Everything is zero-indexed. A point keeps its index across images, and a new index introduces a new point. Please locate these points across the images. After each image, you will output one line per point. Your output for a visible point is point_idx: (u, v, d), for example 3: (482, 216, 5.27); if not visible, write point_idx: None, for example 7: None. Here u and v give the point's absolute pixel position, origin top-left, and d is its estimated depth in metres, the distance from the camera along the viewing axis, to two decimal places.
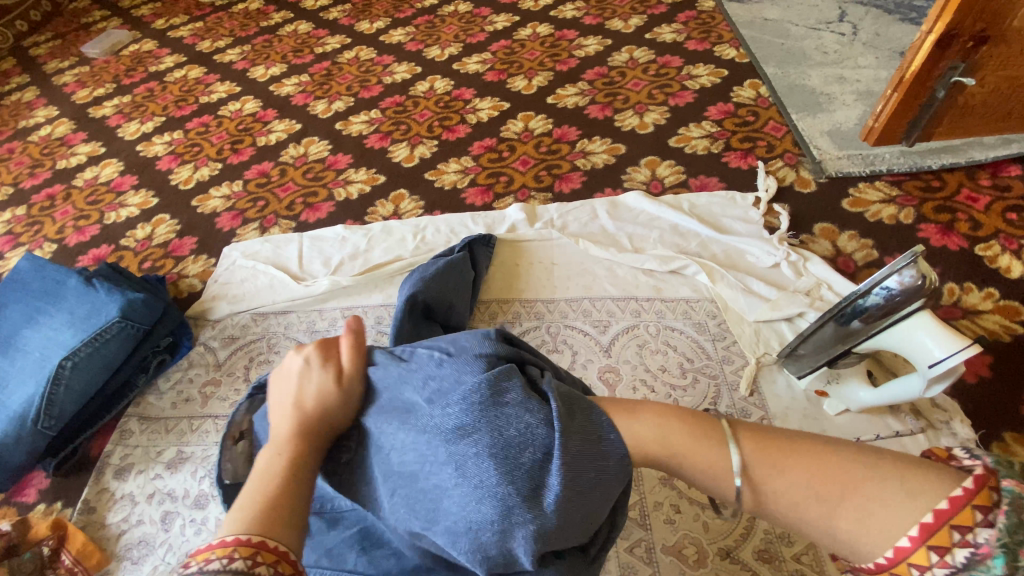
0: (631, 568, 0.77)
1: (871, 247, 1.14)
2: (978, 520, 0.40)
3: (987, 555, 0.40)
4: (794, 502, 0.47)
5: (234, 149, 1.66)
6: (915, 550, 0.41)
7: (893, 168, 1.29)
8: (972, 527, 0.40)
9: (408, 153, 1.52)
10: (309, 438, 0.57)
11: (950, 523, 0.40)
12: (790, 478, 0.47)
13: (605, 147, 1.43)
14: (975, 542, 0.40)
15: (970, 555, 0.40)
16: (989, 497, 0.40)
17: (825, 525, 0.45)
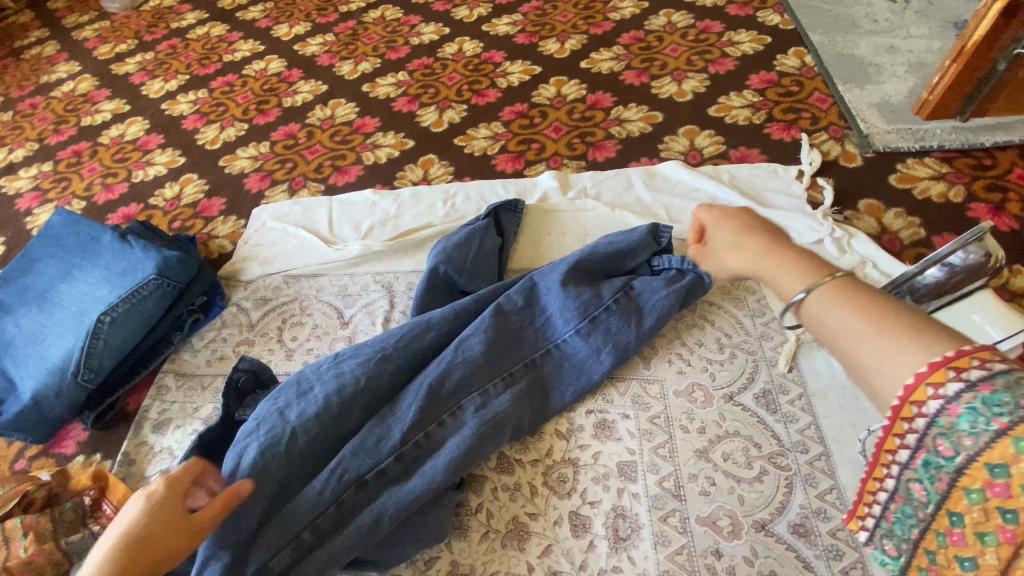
0: (665, 537, 0.77)
1: (918, 225, 1.10)
2: (975, 366, 0.38)
3: (965, 404, 0.38)
4: (824, 318, 0.46)
5: (259, 110, 1.64)
6: (916, 383, 0.40)
7: (944, 144, 1.23)
8: (965, 369, 0.38)
9: (436, 118, 1.49)
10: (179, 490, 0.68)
11: (945, 364, 0.39)
12: (846, 300, 0.45)
13: (641, 115, 1.39)
14: (961, 384, 0.38)
15: (941, 409, 0.39)
16: (922, 392, 0.40)
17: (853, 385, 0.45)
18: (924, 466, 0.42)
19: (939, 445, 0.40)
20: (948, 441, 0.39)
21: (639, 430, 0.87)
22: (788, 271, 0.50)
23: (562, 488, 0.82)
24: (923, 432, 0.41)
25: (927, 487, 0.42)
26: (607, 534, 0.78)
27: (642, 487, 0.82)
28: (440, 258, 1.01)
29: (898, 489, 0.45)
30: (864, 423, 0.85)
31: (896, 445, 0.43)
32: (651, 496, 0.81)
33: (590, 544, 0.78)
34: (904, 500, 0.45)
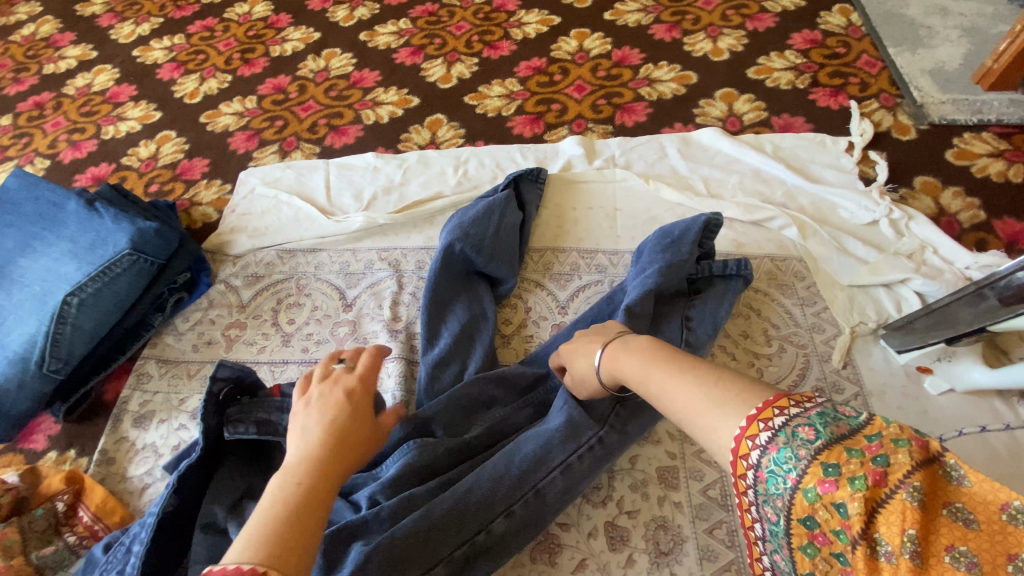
0: (711, 552, 0.70)
1: (978, 207, 1.00)
2: (778, 414, 0.42)
3: (766, 469, 0.42)
4: (643, 376, 0.54)
5: (244, 60, 1.46)
6: (739, 436, 0.43)
7: (1004, 117, 1.13)
8: (757, 433, 0.42)
9: (444, 72, 1.33)
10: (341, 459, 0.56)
11: (756, 417, 0.43)
12: (643, 358, 0.55)
13: (673, 75, 1.26)
14: (757, 447, 0.42)
15: (755, 478, 0.42)
16: (745, 448, 0.43)
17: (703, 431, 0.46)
18: (773, 538, 0.43)
19: (767, 513, 0.43)
20: (769, 505, 0.42)
21: (680, 432, 0.78)
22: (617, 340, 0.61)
23: (596, 496, 0.75)
24: (756, 499, 0.43)
25: (782, 559, 0.43)
26: (647, 548, 0.71)
27: (684, 495, 0.74)
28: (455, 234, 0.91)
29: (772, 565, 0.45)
30: (925, 426, 0.77)
31: (750, 519, 0.45)
32: (694, 506, 0.73)
33: (628, 558, 0.70)
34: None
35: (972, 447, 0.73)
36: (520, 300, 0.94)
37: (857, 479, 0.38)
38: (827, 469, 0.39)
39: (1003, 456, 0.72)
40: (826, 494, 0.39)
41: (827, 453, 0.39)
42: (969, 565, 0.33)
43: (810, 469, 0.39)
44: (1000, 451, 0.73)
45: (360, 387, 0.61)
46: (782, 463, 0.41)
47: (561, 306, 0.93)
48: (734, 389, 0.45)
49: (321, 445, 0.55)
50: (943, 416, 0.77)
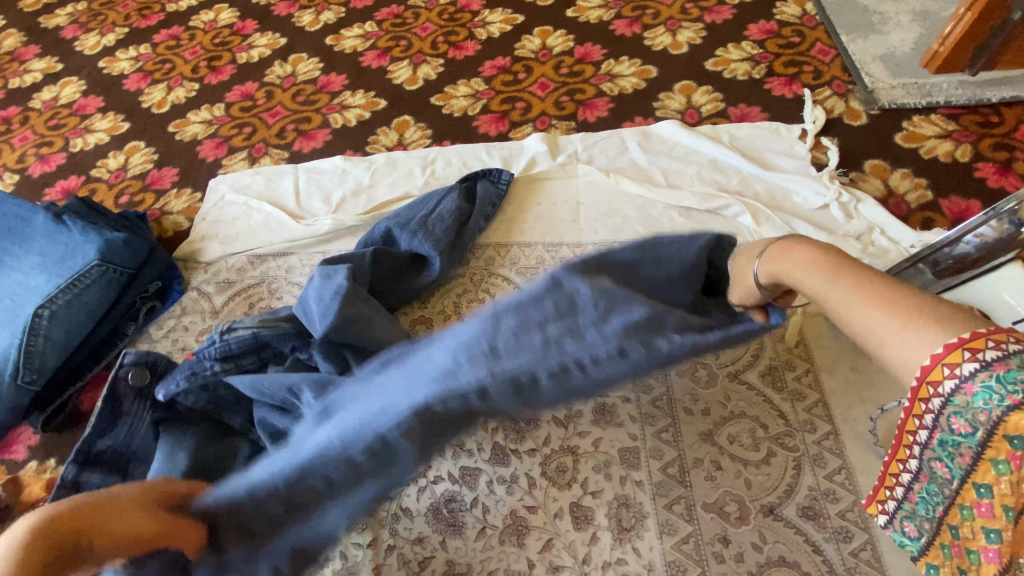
0: (671, 526, 0.73)
1: (925, 187, 1.05)
2: (989, 348, 0.44)
3: (981, 383, 0.44)
4: (796, 277, 0.53)
5: (211, 67, 1.47)
6: (933, 364, 0.45)
7: (951, 100, 1.17)
8: (960, 363, 0.44)
9: (410, 74, 1.35)
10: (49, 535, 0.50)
11: (962, 345, 0.44)
12: (819, 263, 0.52)
13: (634, 69, 1.29)
14: (978, 364, 0.44)
15: (956, 389, 0.45)
16: (959, 356, 0.44)
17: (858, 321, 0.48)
18: (942, 445, 0.49)
19: (953, 422, 0.47)
20: (964, 419, 0.46)
21: (641, 414, 0.82)
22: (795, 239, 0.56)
23: (562, 478, 0.78)
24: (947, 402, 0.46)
25: (949, 464, 0.49)
26: (610, 524, 0.74)
27: (645, 474, 0.77)
28: (427, 237, 0.94)
29: (922, 468, 0.53)
30: (873, 398, 0.81)
31: (915, 428, 0.51)
32: (655, 483, 0.76)
33: (593, 536, 0.74)
34: (929, 480, 0.52)
35: None
36: (487, 294, 0.97)
37: (1017, 440, 0.43)
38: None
39: None
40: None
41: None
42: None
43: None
44: None
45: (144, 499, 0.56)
46: (992, 391, 0.44)
47: None
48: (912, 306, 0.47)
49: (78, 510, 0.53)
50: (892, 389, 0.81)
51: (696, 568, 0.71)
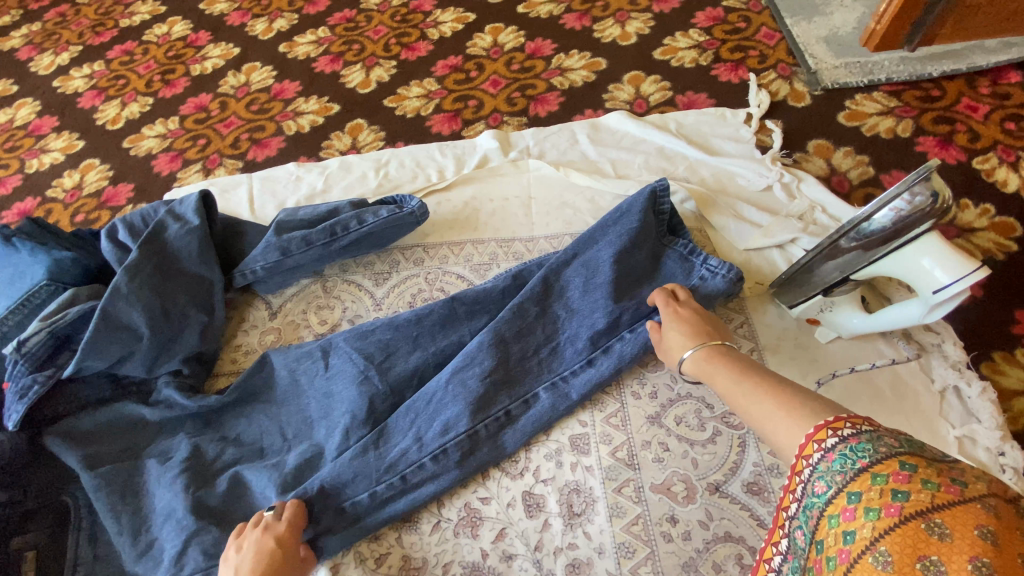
0: (619, 509, 0.75)
1: (867, 164, 1.07)
2: (848, 428, 0.49)
3: (838, 452, 0.47)
4: (717, 381, 0.66)
5: (165, 81, 1.47)
6: (806, 439, 0.51)
7: (893, 76, 1.19)
8: (825, 438, 0.49)
9: (363, 78, 1.36)
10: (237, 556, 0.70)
11: (827, 426, 0.50)
12: (733, 364, 0.65)
13: (584, 62, 1.30)
14: (837, 439, 0.48)
15: (823, 458, 0.48)
16: (825, 433, 0.49)
17: (765, 427, 0.57)
18: (805, 511, 0.49)
19: (819, 482, 0.47)
20: (823, 479, 0.47)
21: (590, 402, 0.83)
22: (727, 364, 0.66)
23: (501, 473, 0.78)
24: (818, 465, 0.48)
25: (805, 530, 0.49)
26: (561, 510, 0.76)
27: (594, 459, 0.79)
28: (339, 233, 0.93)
29: (790, 544, 0.51)
30: (815, 373, 0.83)
31: (791, 498, 0.51)
32: (604, 468, 0.78)
33: (545, 523, 0.75)
34: (794, 557, 0.50)
35: (858, 392, 0.80)
36: (441, 293, 0.98)
37: (900, 492, 0.41)
38: (874, 477, 0.44)
39: (886, 394, 0.79)
40: (863, 492, 0.43)
41: (879, 465, 0.44)
42: (885, 563, 0.39)
43: (885, 461, 0.44)
44: (884, 389, 0.80)
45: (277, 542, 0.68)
46: (847, 458, 0.46)
47: None
48: (800, 407, 0.55)
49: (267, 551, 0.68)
50: (837, 365, 0.82)
51: (645, 548, 0.72)
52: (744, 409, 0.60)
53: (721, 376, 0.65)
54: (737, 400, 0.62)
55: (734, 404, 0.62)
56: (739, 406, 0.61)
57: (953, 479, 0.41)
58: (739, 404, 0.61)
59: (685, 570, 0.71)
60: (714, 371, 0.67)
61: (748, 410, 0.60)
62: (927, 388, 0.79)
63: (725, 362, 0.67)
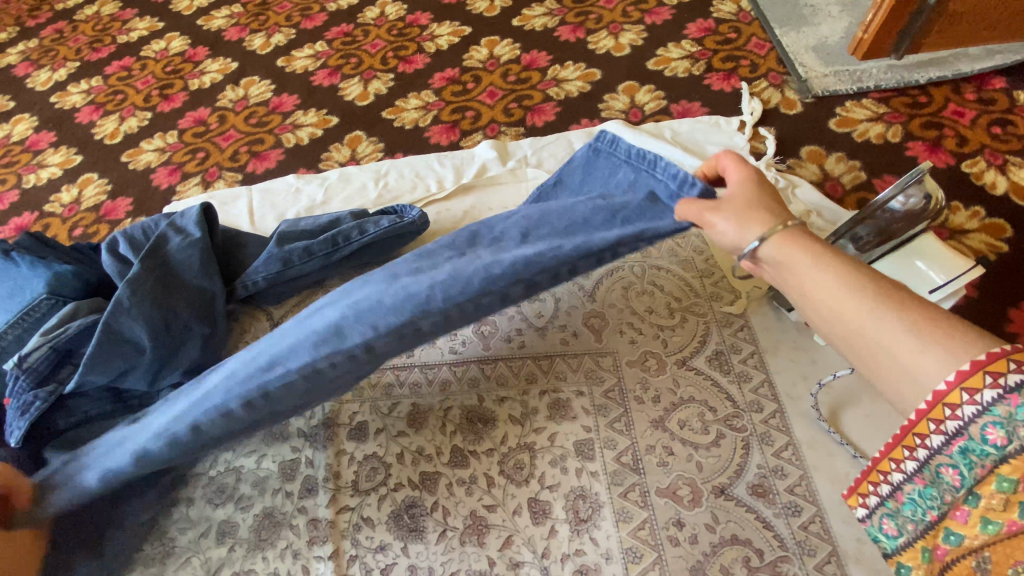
0: (626, 514, 0.75)
1: (859, 169, 1.09)
2: (1013, 369, 0.41)
3: (991, 413, 0.43)
4: (807, 276, 0.51)
5: (163, 95, 1.48)
6: (952, 387, 0.43)
7: (881, 84, 1.22)
8: (980, 389, 0.43)
9: (361, 90, 1.37)
10: None
11: (984, 368, 0.42)
12: (825, 257, 0.50)
13: (579, 73, 1.32)
14: (1015, 381, 0.41)
15: (997, 399, 0.42)
16: (982, 376, 0.42)
17: (894, 358, 0.46)
18: (961, 452, 0.45)
19: (987, 432, 0.43)
20: (1004, 428, 0.42)
21: (594, 406, 0.83)
22: (818, 267, 0.50)
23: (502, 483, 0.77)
24: (968, 421, 0.44)
25: (962, 471, 0.45)
26: (567, 516, 0.76)
27: (599, 464, 0.79)
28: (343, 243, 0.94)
29: (920, 471, 0.48)
30: (815, 375, 0.84)
31: (925, 433, 0.47)
32: (609, 473, 0.78)
33: (550, 529, 0.75)
34: (929, 483, 0.48)
35: (858, 392, 0.81)
36: None
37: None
38: (1000, 482, 0.43)
39: None
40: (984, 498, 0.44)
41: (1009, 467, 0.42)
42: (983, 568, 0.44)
43: None
44: None
45: None
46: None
47: None
48: (943, 327, 0.45)
49: None
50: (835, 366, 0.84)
51: (652, 553, 0.72)
52: (867, 333, 0.47)
53: (806, 265, 0.51)
54: (842, 312, 0.48)
55: (842, 326, 0.48)
56: (847, 327, 0.48)
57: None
58: (850, 321, 0.48)
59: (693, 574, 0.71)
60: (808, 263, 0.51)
61: (860, 332, 0.47)
62: None
63: (812, 247, 0.52)
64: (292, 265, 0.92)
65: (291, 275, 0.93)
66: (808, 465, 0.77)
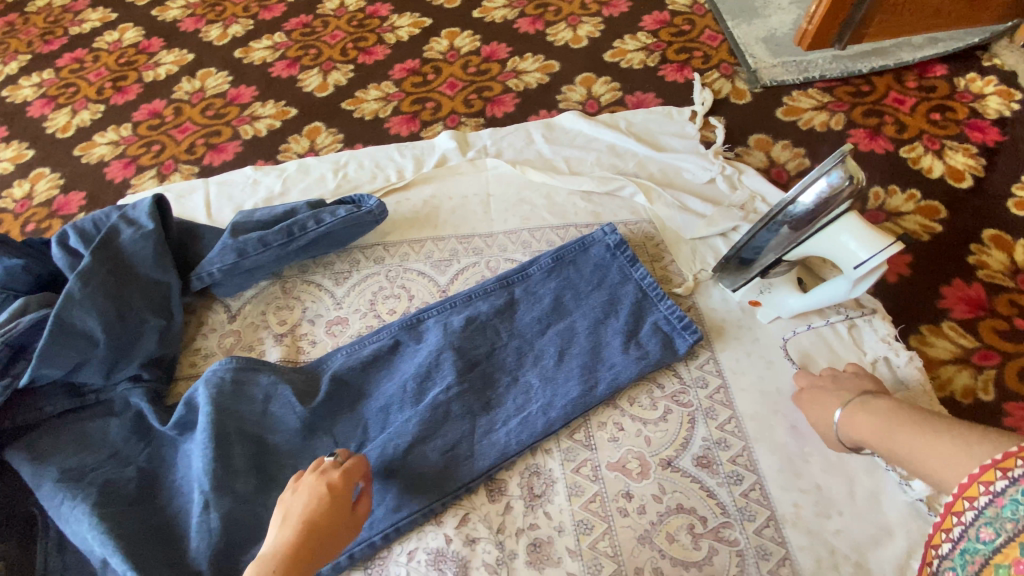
0: (578, 488, 0.78)
1: (803, 156, 1.14)
2: (1018, 466, 0.50)
3: (1010, 497, 0.50)
4: (877, 434, 0.67)
5: (116, 88, 1.44)
6: (971, 481, 0.53)
7: (826, 74, 1.27)
8: (995, 481, 0.51)
9: (321, 81, 1.36)
10: (316, 539, 0.65)
11: (994, 467, 0.52)
12: (881, 418, 0.66)
13: (538, 64, 1.34)
14: (1007, 482, 0.50)
15: (991, 503, 0.51)
16: (994, 474, 0.52)
17: (931, 471, 0.59)
18: (963, 554, 0.54)
19: (983, 532, 0.52)
20: (994, 527, 0.51)
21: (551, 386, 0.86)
22: (897, 424, 0.65)
23: (460, 464, 0.79)
24: (970, 524, 0.53)
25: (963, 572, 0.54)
26: (523, 493, 0.78)
27: (554, 442, 0.82)
28: (298, 233, 0.94)
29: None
30: (757, 351, 0.88)
31: (949, 531, 0.55)
32: (563, 450, 0.81)
33: (506, 506, 0.77)
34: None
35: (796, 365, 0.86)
36: (402, 289, 0.99)
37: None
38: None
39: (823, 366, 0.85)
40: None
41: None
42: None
43: None
44: (821, 362, 0.86)
45: (341, 479, 0.70)
46: (1018, 507, 0.49)
47: (441, 289, 0.99)
48: (968, 447, 0.56)
49: (301, 533, 0.65)
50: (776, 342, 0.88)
51: (602, 524, 0.75)
52: (907, 457, 0.62)
53: (872, 412, 0.68)
54: (898, 443, 0.63)
55: (896, 449, 0.63)
56: (900, 458, 0.63)
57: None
58: (901, 444, 0.63)
59: (641, 542, 0.74)
60: (867, 417, 0.69)
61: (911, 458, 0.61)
62: (859, 359, 0.85)
63: (879, 414, 0.68)
64: (246, 255, 0.92)
65: (245, 265, 0.93)
66: (749, 436, 0.81)
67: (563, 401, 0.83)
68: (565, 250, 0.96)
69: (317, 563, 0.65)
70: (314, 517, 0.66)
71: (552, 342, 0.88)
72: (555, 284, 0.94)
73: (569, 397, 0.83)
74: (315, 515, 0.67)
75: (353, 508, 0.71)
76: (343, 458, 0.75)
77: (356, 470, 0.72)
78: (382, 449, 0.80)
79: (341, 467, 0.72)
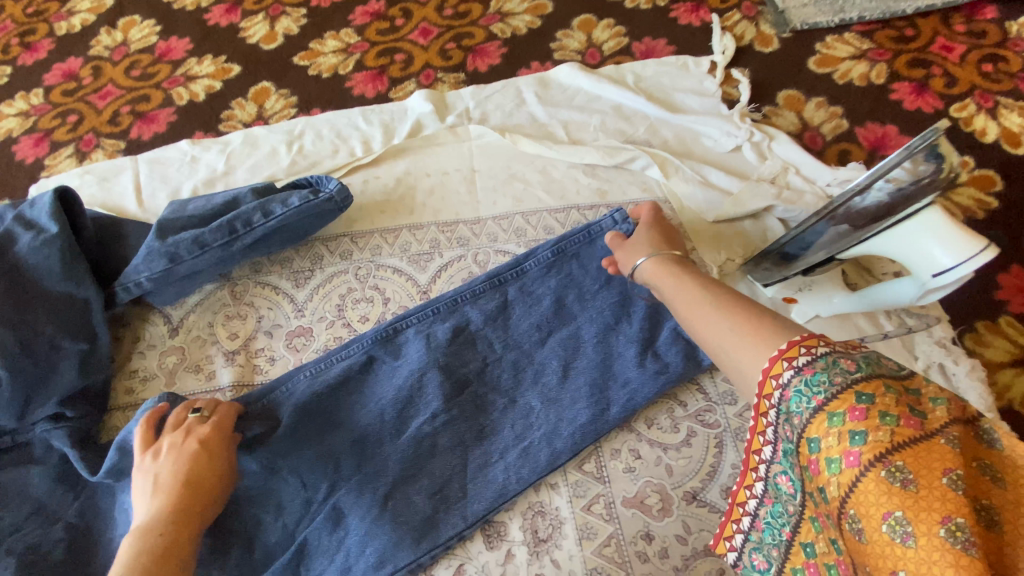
0: (590, 530, 0.67)
1: (840, 116, 0.97)
2: (813, 352, 0.45)
3: (795, 387, 0.45)
4: (670, 286, 0.64)
5: (22, 42, 1.20)
6: (773, 362, 0.47)
7: (865, 14, 1.07)
8: (796, 357, 0.46)
9: (267, 31, 1.14)
10: (183, 519, 0.59)
11: (796, 346, 0.46)
12: (693, 281, 0.61)
13: (527, 6, 1.12)
14: (797, 369, 0.45)
15: (791, 385, 0.45)
16: (796, 352, 0.46)
17: (728, 350, 0.52)
18: (785, 457, 0.47)
19: (787, 430, 0.45)
20: (789, 421, 0.45)
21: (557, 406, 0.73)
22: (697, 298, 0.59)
23: (450, 508, 0.68)
24: (777, 423, 0.47)
25: (791, 478, 0.47)
26: (525, 538, 0.67)
27: (560, 476, 0.70)
28: (243, 226, 0.78)
29: (767, 490, 0.50)
30: None
31: (762, 442, 0.49)
32: (571, 484, 0.70)
33: (507, 554, 0.67)
34: (776, 501, 0.49)
35: None
36: (375, 290, 0.84)
37: (858, 435, 0.39)
38: (831, 418, 0.41)
39: None
40: (824, 440, 0.41)
41: (835, 402, 0.41)
42: (906, 536, 0.36)
43: (843, 396, 0.41)
44: None
45: (213, 433, 0.66)
46: (820, 383, 0.43)
47: (422, 291, 0.84)
48: (765, 330, 0.50)
49: (168, 504, 0.59)
50: None
51: (619, 572, 0.65)
52: (699, 330, 0.57)
53: (677, 280, 0.63)
54: (698, 319, 0.57)
55: (698, 328, 0.57)
56: (698, 331, 0.57)
57: (910, 411, 0.39)
58: (698, 320, 0.57)
59: None
60: (671, 280, 0.64)
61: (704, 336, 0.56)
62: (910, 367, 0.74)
63: (684, 276, 0.63)
64: (180, 258, 0.75)
65: (179, 270, 0.76)
66: None
67: (570, 428, 0.71)
68: (565, 243, 0.81)
69: (205, 520, 0.62)
70: (190, 473, 0.62)
71: (554, 354, 0.75)
72: (556, 282, 0.79)
73: (576, 420, 0.71)
74: (191, 471, 0.62)
75: (229, 446, 0.67)
76: (209, 408, 0.69)
77: (226, 422, 0.68)
78: (357, 493, 0.68)
79: (209, 421, 0.67)
